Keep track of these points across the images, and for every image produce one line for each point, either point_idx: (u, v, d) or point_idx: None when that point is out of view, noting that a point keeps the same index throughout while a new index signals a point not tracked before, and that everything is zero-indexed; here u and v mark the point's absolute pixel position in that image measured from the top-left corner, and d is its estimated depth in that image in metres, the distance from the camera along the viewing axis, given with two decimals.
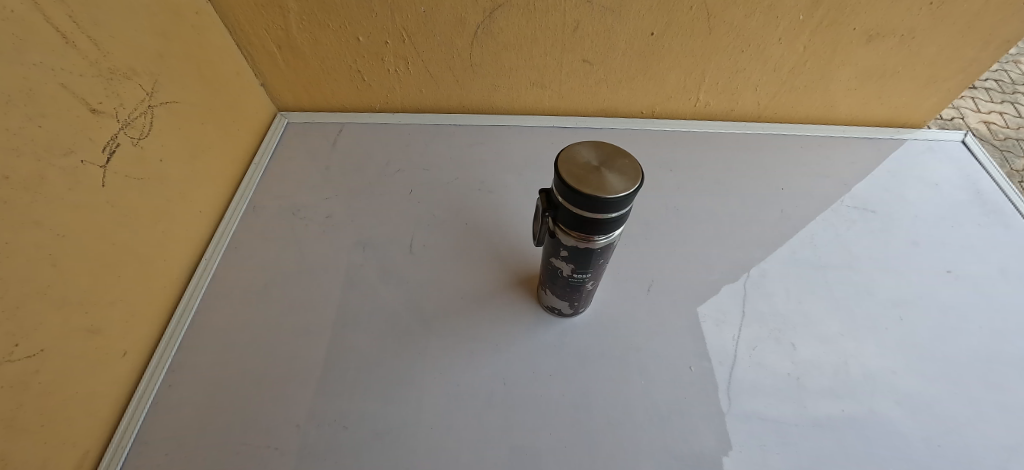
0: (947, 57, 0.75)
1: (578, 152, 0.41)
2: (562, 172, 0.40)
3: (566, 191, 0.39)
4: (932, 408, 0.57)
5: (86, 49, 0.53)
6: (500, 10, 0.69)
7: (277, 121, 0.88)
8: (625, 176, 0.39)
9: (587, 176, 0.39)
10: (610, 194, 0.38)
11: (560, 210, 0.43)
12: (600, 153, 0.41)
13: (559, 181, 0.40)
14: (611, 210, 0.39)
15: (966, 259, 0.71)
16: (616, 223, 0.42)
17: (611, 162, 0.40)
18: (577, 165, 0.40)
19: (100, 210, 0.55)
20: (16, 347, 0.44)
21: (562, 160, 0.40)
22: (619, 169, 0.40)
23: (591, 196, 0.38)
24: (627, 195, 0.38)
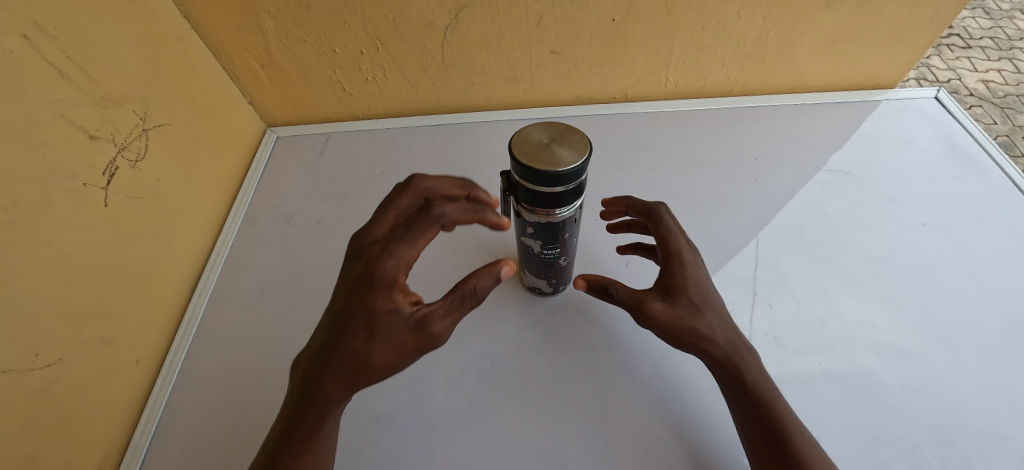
0: (908, 15, 0.76)
1: (530, 132, 0.44)
2: (516, 153, 0.42)
3: (522, 171, 0.42)
4: (910, 356, 0.59)
5: (80, 80, 0.57)
6: (465, 10, 0.73)
7: (267, 137, 0.92)
8: (574, 149, 0.42)
9: (539, 153, 0.41)
10: (562, 167, 0.40)
11: (521, 190, 0.45)
12: (550, 132, 0.44)
13: (513, 161, 0.42)
14: (566, 183, 0.42)
15: (943, 211, 0.72)
16: (574, 195, 0.45)
17: (561, 139, 0.43)
18: (530, 144, 0.42)
19: (104, 229, 0.59)
20: (36, 357, 0.49)
21: (515, 141, 0.43)
22: (569, 143, 0.42)
23: (544, 171, 0.40)
24: (579, 168, 0.41)
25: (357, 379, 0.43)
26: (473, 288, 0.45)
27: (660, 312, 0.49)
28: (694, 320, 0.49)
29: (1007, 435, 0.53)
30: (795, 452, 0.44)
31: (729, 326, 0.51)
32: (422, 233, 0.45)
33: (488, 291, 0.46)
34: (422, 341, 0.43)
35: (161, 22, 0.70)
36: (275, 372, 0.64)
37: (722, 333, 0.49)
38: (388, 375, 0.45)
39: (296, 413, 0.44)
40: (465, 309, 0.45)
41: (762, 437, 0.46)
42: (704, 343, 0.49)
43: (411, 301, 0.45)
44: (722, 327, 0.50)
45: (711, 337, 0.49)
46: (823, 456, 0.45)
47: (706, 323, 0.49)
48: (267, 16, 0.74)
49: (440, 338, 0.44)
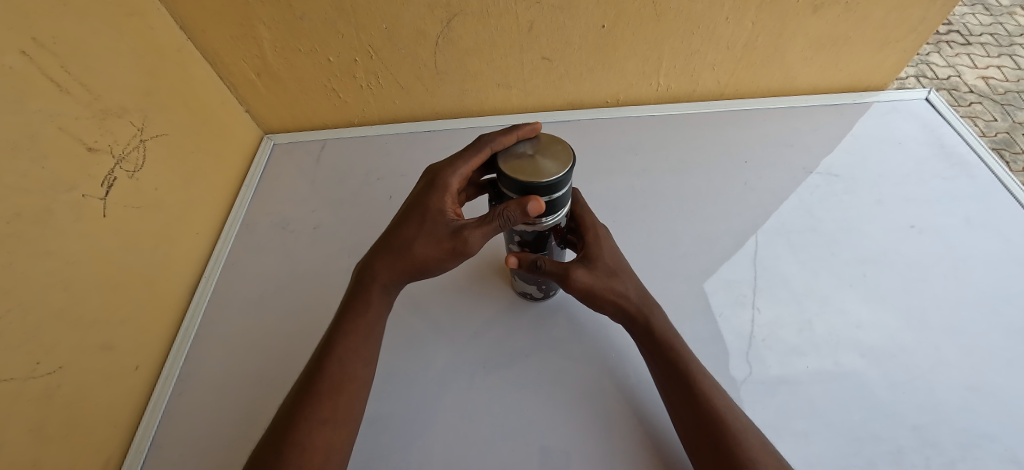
0: (896, 18, 0.76)
1: (515, 147, 0.45)
2: (501, 165, 0.43)
3: (506, 182, 0.43)
4: (897, 358, 0.59)
5: (78, 94, 0.58)
6: (456, 19, 0.74)
7: (264, 144, 0.93)
8: (557, 160, 0.43)
9: (523, 166, 0.42)
10: (545, 179, 0.41)
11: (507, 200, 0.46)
12: (535, 145, 0.45)
13: (499, 173, 0.44)
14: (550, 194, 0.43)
15: (932, 213, 0.72)
16: (559, 206, 0.46)
17: (545, 151, 0.44)
18: (514, 157, 0.44)
19: (104, 238, 0.60)
20: (38, 364, 0.50)
21: (501, 156, 0.45)
22: (552, 155, 0.43)
23: (527, 183, 0.41)
24: (562, 179, 0.42)
25: (400, 266, 0.50)
26: (501, 211, 0.43)
27: (584, 278, 0.51)
28: (611, 283, 0.53)
29: (991, 434, 0.53)
30: (700, 394, 0.47)
31: (641, 286, 0.55)
32: (474, 151, 0.51)
33: (518, 217, 0.43)
34: (456, 243, 0.47)
35: (158, 35, 0.71)
36: (272, 376, 0.66)
37: (634, 290, 0.53)
38: (427, 270, 0.50)
39: (349, 300, 0.52)
40: (495, 227, 0.45)
41: (674, 386, 0.49)
42: (620, 301, 0.53)
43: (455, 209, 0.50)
44: (638, 290, 0.54)
45: (628, 298, 0.53)
46: (725, 398, 0.48)
47: (620, 283, 0.53)
48: (262, 26, 0.75)
49: (472, 245, 0.47)
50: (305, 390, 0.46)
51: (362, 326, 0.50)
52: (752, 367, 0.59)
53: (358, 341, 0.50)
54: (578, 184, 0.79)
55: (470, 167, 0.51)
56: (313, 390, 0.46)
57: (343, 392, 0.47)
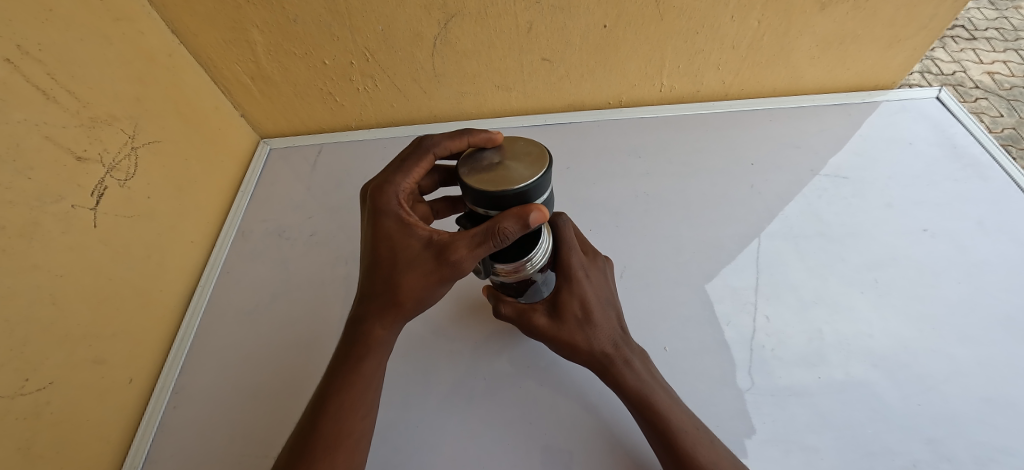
0: (905, 15, 0.74)
1: (482, 159, 0.43)
2: (470, 179, 0.41)
3: (480, 198, 0.41)
4: (909, 368, 0.58)
5: (66, 101, 0.57)
6: (453, 20, 0.72)
7: (260, 149, 0.91)
8: (531, 162, 0.42)
9: (499, 176, 0.41)
10: (520, 184, 0.39)
11: (485, 218, 0.44)
12: (501, 153, 0.44)
13: (474, 191, 0.41)
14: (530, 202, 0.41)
15: (944, 216, 0.70)
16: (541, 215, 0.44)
17: (513, 155, 0.43)
18: (485, 171, 0.42)
19: (94, 249, 0.59)
20: (26, 381, 0.49)
21: (470, 172, 0.42)
22: (523, 159, 0.42)
23: (503, 193, 0.39)
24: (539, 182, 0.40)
25: (393, 307, 0.47)
26: (496, 232, 0.40)
27: (543, 326, 0.53)
28: (575, 333, 0.52)
29: (1004, 448, 0.52)
30: (683, 453, 0.46)
31: (608, 333, 0.53)
32: (416, 162, 0.52)
33: (516, 230, 0.40)
34: (447, 269, 0.44)
35: (148, 40, 0.70)
36: (268, 390, 0.64)
37: (598, 341, 0.52)
38: (425, 301, 0.48)
39: (348, 344, 0.49)
40: (489, 247, 0.41)
41: (658, 444, 0.48)
42: (581, 353, 0.52)
43: (428, 226, 0.47)
44: (608, 341, 0.52)
45: (595, 350, 0.52)
46: (713, 450, 0.46)
47: (582, 335, 0.52)
48: (254, 30, 0.73)
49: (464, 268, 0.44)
50: (304, 443, 0.45)
51: (365, 375, 0.48)
52: (761, 378, 0.58)
53: (360, 391, 0.47)
54: (579, 189, 0.77)
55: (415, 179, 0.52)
56: (309, 449, 0.45)
57: (341, 448, 0.46)
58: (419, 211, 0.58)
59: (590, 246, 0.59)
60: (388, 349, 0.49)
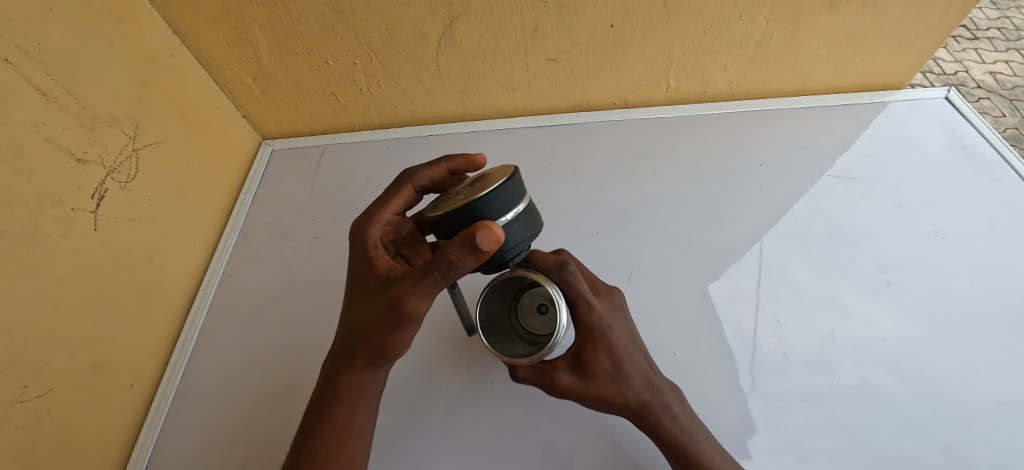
0: (916, 14, 0.73)
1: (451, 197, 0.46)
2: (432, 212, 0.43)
3: (438, 224, 0.41)
4: (923, 372, 0.57)
5: (66, 102, 0.56)
6: (459, 20, 0.71)
7: (262, 150, 0.90)
8: (489, 183, 0.42)
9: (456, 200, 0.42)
10: (477, 196, 0.39)
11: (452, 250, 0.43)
12: (468, 186, 0.46)
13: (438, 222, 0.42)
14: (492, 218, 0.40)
15: (955, 217, 0.69)
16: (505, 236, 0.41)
17: (477, 184, 0.44)
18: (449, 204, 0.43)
19: (94, 253, 0.58)
20: (25, 388, 0.49)
21: (437, 208, 0.44)
22: (483, 182, 0.43)
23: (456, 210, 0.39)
24: (496, 195, 0.40)
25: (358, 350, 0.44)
26: (439, 259, 0.37)
27: (568, 385, 0.46)
28: (608, 388, 0.46)
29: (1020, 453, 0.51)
30: None
31: (643, 381, 0.46)
32: (394, 194, 0.53)
33: (460, 252, 0.37)
34: (392, 305, 0.40)
35: (150, 40, 0.69)
36: (270, 396, 0.63)
37: (633, 393, 0.46)
38: (387, 347, 0.43)
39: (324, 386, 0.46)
40: (437, 277, 0.38)
41: None
42: (616, 407, 0.46)
43: (389, 261, 0.46)
44: (644, 389, 0.46)
45: (631, 403, 0.46)
46: None
47: (615, 391, 0.46)
48: (257, 30, 0.73)
49: (410, 307, 0.40)
50: None
51: (342, 418, 0.45)
52: (773, 383, 0.57)
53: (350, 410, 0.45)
54: (585, 191, 0.76)
55: (393, 211, 0.52)
56: None
57: None
58: (421, 256, 0.56)
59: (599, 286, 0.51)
60: (370, 379, 0.46)
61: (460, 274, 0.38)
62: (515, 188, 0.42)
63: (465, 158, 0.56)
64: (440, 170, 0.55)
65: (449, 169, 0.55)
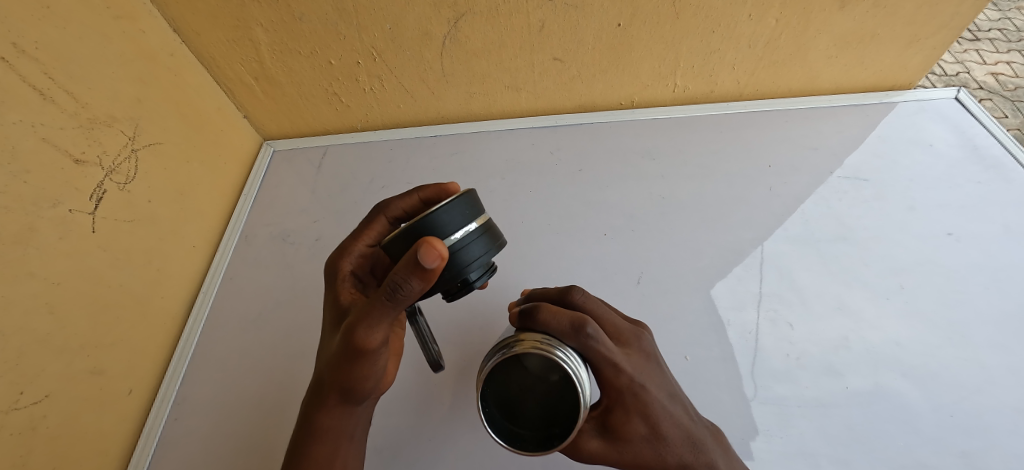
0: (926, 14, 0.72)
1: None
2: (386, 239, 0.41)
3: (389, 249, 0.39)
4: (940, 377, 0.56)
5: (64, 102, 0.55)
6: (464, 19, 0.70)
7: (263, 151, 0.88)
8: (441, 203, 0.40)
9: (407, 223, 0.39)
10: (428, 209, 0.38)
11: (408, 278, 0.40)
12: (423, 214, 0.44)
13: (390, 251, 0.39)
14: (446, 230, 0.38)
15: (968, 220, 0.68)
16: (461, 251, 0.39)
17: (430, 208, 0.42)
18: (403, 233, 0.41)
19: (92, 256, 0.57)
20: (21, 395, 0.47)
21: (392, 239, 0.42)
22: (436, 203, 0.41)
23: (407, 227, 0.37)
24: (447, 209, 0.39)
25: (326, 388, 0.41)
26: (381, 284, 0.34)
27: (597, 453, 0.38)
28: (645, 455, 0.37)
29: None
30: None
31: (687, 443, 0.37)
32: (366, 226, 0.51)
33: (403, 273, 0.32)
34: (344, 337, 0.37)
35: (149, 39, 0.68)
36: (271, 403, 0.62)
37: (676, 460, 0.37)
38: (354, 384, 0.40)
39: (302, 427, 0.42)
40: (384, 304, 0.34)
41: None
42: None
43: (350, 294, 0.46)
44: (686, 448, 0.37)
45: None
46: None
47: (654, 458, 0.37)
48: (258, 28, 0.72)
49: (363, 340, 0.37)
50: None
51: (321, 462, 0.41)
52: (787, 389, 0.56)
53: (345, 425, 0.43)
54: (592, 193, 0.75)
55: (366, 243, 0.51)
56: None
57: None
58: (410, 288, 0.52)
59: (623, 333, 0.41)
60: (353, 414, 0.43)
61: (410, 299, 0.34)
62: (469, 204, 0.41)
63: (438, 186, 0.53)
64: (412, 200, 0.52)
65: (421, 199, 0.52)
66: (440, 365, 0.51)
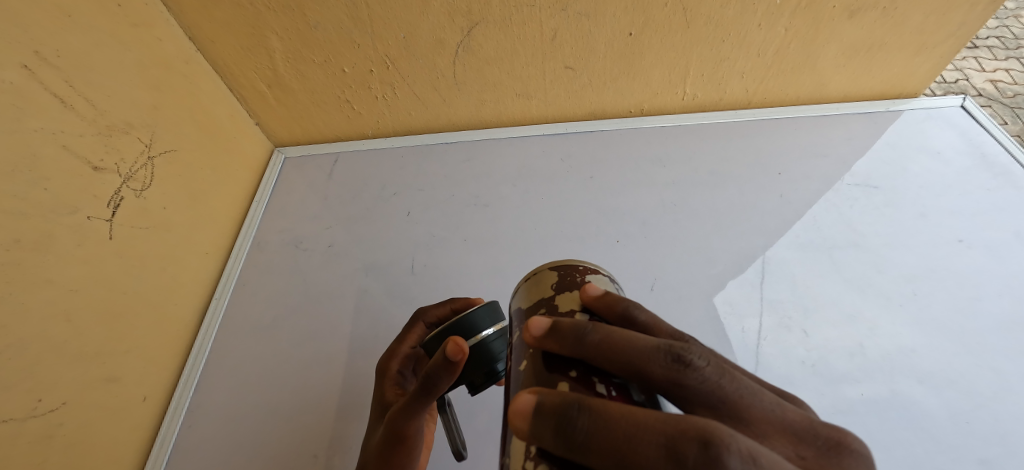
0: (933, 23, 0.73)
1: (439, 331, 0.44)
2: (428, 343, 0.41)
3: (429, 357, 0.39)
4: (957, 384, 0.56)
5: (84, 109, 0.56)
6: (477, 27, 0.71)
7: (274, 158, 0.88)
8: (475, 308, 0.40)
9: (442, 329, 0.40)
10: (461, 314, 0.38)
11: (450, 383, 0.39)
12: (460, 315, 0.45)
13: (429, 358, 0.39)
14: (478, 326, 0.37)
15: (978, 226, 0.69)
16: (488, 346, 0.37)
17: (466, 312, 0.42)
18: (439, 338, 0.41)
19: (110, 262, 0.57)
20: (38, 402, 0.48)
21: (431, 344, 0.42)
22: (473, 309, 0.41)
23: (441, 327, 0.38)
24: (482, 311, 0.39)
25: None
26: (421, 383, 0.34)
27: None
28: None
29: None
30: None
31: None
32: (407, 331, 0.51)
33: (436, 368, 0.33)
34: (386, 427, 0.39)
35: (166, 46, 0.69)
36: (286, 409, 0.62)
37: None
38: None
39: None
40: (423, 400, 0.35)
41: None
42: None
43: (393, 389, 0.46)
44: None
45: None
46: None
47: None
48: (273, 36, 0.72)
49: (406, 429, 0.38)
50: None
51: None
52: (803, 395, 0.56)
53: None
54: (603, 200, 0.75)
55: (410, 346, 0.50)
56: None
57: None
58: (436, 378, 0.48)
59: None
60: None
61: (443, 389, 0.35)
62: (495, 310, 0.40)
63: (473, 298, 0.52)
64: (448, 305, 0.52)
65: (458, 304, 0.52)
66: (465, 454, 0.45)
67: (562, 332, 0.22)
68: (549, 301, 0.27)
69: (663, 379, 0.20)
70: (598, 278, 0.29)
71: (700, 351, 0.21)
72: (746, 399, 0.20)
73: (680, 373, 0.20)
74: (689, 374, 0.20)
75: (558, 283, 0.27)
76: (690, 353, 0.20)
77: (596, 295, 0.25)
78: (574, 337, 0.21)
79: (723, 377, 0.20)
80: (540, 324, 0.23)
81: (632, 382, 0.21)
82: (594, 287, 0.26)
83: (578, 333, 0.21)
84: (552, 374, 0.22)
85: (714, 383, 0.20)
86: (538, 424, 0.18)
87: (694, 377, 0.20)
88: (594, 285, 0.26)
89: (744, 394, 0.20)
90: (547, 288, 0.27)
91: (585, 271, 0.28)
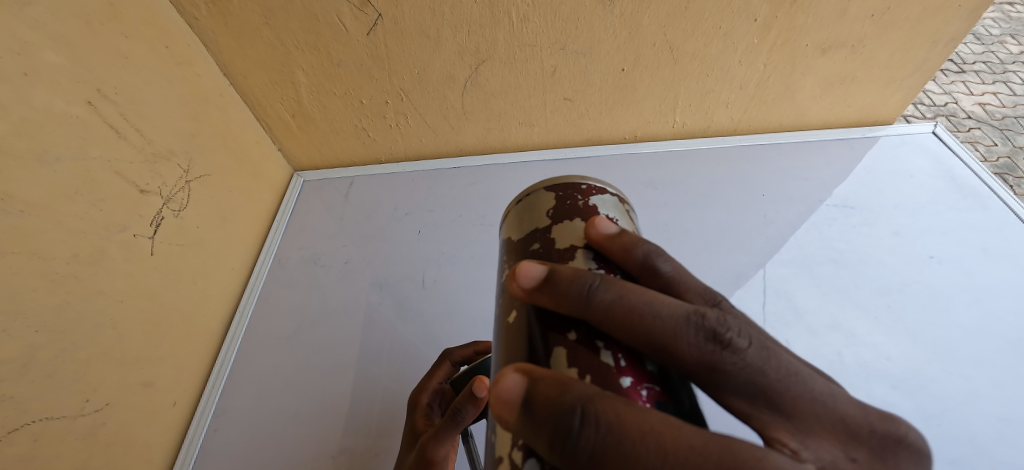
0: (900, 58, 0.80)
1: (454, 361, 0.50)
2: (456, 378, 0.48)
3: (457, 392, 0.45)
4: (928, 389, 0.60)
5: (133, 138, 0.62)
6: (484, 64, 0.78)
7: (294, 182, 0.95)
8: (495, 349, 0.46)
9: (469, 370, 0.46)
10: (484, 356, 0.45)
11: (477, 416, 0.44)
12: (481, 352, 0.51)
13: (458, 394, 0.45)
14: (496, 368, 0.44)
15: (947, 244, 0.74)
16: None
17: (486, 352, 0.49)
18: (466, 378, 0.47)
19: (150, 276, 0.63)
20: (86, 402, 0.52)
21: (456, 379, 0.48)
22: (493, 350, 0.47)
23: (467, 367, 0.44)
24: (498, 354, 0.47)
25: None
26: (451, 413, 0.40)
27: None
28: None
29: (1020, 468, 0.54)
30: None
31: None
32: (434, 368, 0.55)
33: (461, 401, 0.39)
34: (416, 451, 0.43)
35: (203, 81, 0.76)
36: (308, 412, 0.66)
37: None
38: None
39: None
40: (451, 428, 0.41)
41: None
42: None
43: (423, 420, 0.50)
44: None
45: None
46: None
47: None
48: (300, 73, 0.80)
49: (435, 453, 0.43)
50: None
51: None
52: None
53: None
54: None
55: (438, 381, 0.54)
56: None
57: None
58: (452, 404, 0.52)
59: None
60: None
61: (467, 418, 0.40)
62: None
63: None
64: (472, 347, 0.57)
65: (482, 346, 0.56)
66: None
67: (563, 286, 0.23)
68: (544, 235, 0.29)
69: (696, 360, 0.20)
70: (600, 198, 0.31)
71: (738, 328, 0.20)
72: (790, 386, 0.20)
73: (713, 354, 0.20)
74: (726, 356, 0.20)
75: (556, 210, 0.30)
76: (726, 331, 0.20)
77: (608, 234, 0.27)
78: (580, 296, 0.22)
79: (763, 358, 0.20)
80: (533, 274, 0.24)
81: (648, 352, 0.21)
82: (606, 225, 0.27)
83: (584, 293, 0.22)
84: (555, 336, 0.23)
85: (755, 367, 0.20)
86: (529, 418, 0.18)
87: (730, 360, 0.20)
88: (605, 222, 0.27)
89: (792, 380, 0.20)
90: (543, 216, 0.30)
91: (588, 193, 0.31)
